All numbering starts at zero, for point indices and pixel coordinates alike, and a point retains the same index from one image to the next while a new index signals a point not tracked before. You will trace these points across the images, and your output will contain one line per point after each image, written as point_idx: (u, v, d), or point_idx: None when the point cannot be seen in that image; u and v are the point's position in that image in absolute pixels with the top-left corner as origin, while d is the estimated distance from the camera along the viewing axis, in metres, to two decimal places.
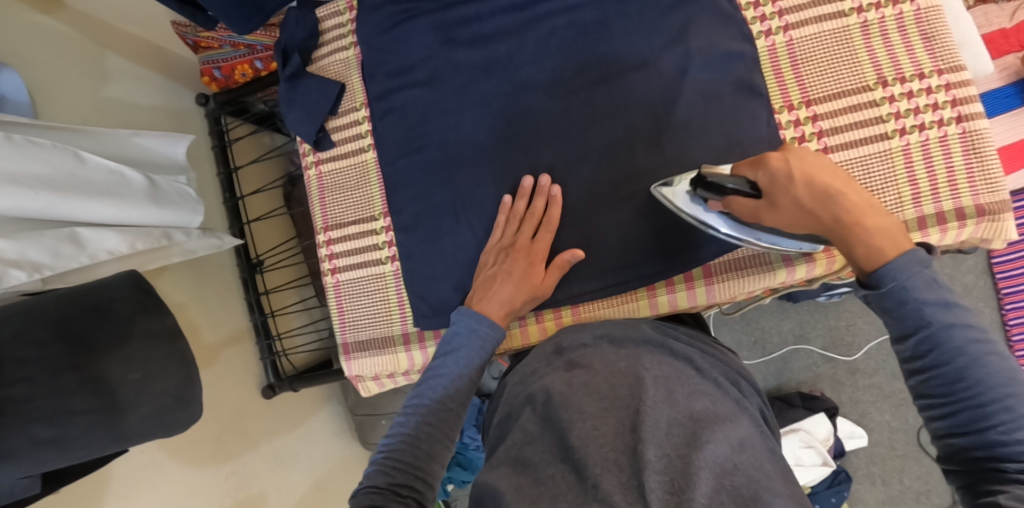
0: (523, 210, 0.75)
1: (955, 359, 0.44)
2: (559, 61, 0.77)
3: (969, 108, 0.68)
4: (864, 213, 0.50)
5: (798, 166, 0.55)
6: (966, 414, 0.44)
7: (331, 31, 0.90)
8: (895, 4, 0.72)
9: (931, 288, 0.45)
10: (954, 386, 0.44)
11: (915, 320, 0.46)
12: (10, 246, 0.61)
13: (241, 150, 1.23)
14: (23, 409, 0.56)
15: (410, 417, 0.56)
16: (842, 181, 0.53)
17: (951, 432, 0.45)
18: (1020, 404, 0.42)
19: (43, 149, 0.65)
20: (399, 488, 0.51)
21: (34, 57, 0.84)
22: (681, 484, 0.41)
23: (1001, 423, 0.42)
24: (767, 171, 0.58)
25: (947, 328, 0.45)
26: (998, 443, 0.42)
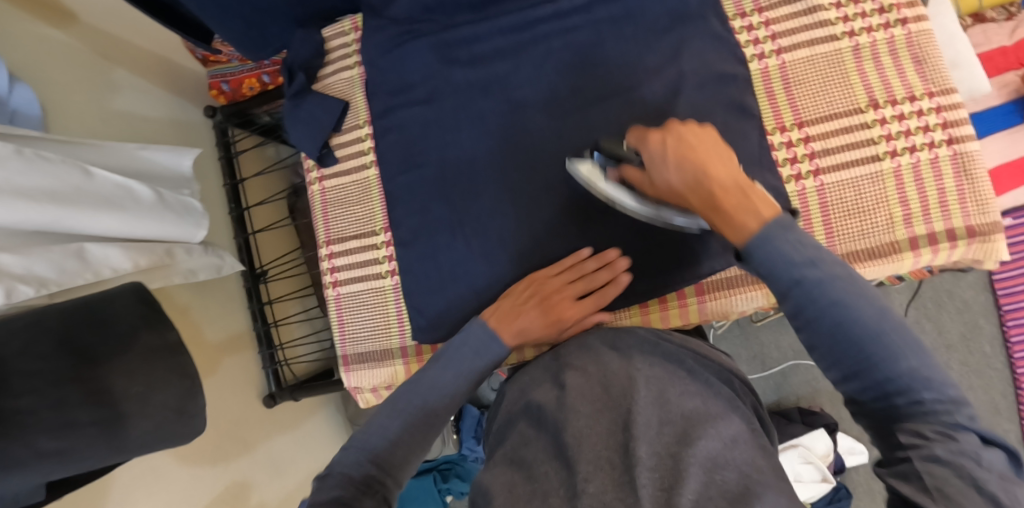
0: (590, 270, 0.73)
1: (830, 310, 0.46)
2: (557, 82, 0.79)
3: (959, 130, 0.70)
4: (726, 193, 0.53)
5: (673, 144, 0.56)
6: (851, 362, 0.46)
7: (336, 50, 0.92)
8: (886, 28, 0.73)
9: (796, 249, 0.48)
10: (835, 337, 0.46)
11: (787, 280, 0.48)
12: (17, 261, 0.63)
13: (246, 162, 1.25)
14: (28, 420, 0.58)
15: (401, 414, 0.58)
16: (715, 159, 0.55)
17: (846, 381, 0.47)
18: (891, 338, 0.45)
19: (52, 164, 0.67)
20: (371, 482, 0.54)
21: (45, 72, 0.86)
22: (671, 481, 0.42)
23: (882, 361, 0.45)
24: (649, 150, 0.58)
25: (814, 282, 0.47)
26: (886, 381, 0.44)
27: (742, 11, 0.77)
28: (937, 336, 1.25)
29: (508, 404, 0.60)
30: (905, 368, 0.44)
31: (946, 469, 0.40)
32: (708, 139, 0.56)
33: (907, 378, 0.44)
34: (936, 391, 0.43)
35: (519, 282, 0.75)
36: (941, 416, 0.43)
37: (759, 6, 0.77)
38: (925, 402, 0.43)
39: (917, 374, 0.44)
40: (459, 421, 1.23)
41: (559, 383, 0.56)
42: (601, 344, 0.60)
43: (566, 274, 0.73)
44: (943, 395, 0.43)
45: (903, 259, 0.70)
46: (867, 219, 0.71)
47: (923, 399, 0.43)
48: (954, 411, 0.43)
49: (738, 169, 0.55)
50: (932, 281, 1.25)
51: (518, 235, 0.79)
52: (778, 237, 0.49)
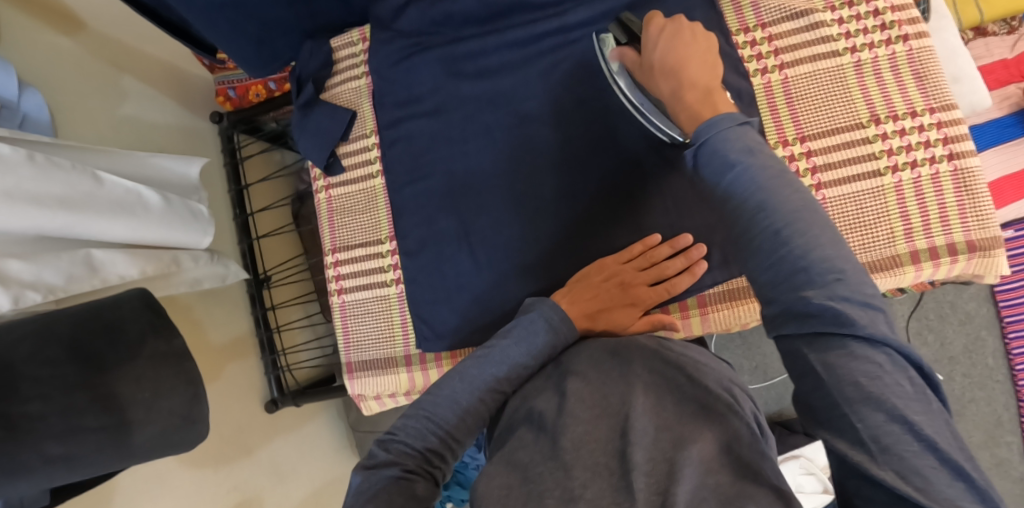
0: (663, 258, 0.73)
1: (755, 194, 0.45)
2: (562, 95, 0.80)
3: (960, 146, 0.70)
4: (690, 88, 0.56)
5: (669, 32, 0.61)
6: (769, 254, 0.44)
7: (344, 61, 0.93)
8: (888, 44, 0.74)
9: (738, 139, 0.48)
10: (757, 222, 0.45)
11: (722, 165, 0.47)
12: (26, 268, 0.63)
13: (252, 167, 1.26)
14: (38, 425, 0.58)
15: (461, 389, 0.59)
16: (699, 57, 0.59)
17: (763, 274, 0.44)
18: (809, 232, 0.43)
19: (62, 169, 0.68)
20: (431, 457, 0.57)
21: (55, 79, 0.87)
22: (666, 485, 0.43)
23: (798, 254, 0.42)
24: (649, 32, 0.63)
25: (746, 168, 0.46)
26: (800, 276, 0.42)
27: (745, 26, 0.78)
28: (939, 348, 1.25)
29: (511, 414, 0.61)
30: (818, 259, 0.42)
31: (880, 415, 0.37)
32: (700, 37, 0.60)
33: (821, 268, 0.42)
34: (850, 290, 0.41)
35: (592, 265, 0.74)
36: (858, 331, 0.39)
37: (762, 22, 0.78)
38: (839, 302, 0.40)
39: (829, 265, 0.42)
40: None
41: (560, 389, 0.55)
42: (602, 351, 0.58)
43: (637, 260, 0.73)
44: (858, 294, 0.40)
45: (904, 273, 0.70)
46: (869, 234, 0.71)
47: (836, 300, 0.40)
48: (868, 319, 0.40)
49: (715, 71, 0.58)
50: (935, 293, 1.26)
51: (523, 245, 0.80)
52: (724, 129, 0.49)
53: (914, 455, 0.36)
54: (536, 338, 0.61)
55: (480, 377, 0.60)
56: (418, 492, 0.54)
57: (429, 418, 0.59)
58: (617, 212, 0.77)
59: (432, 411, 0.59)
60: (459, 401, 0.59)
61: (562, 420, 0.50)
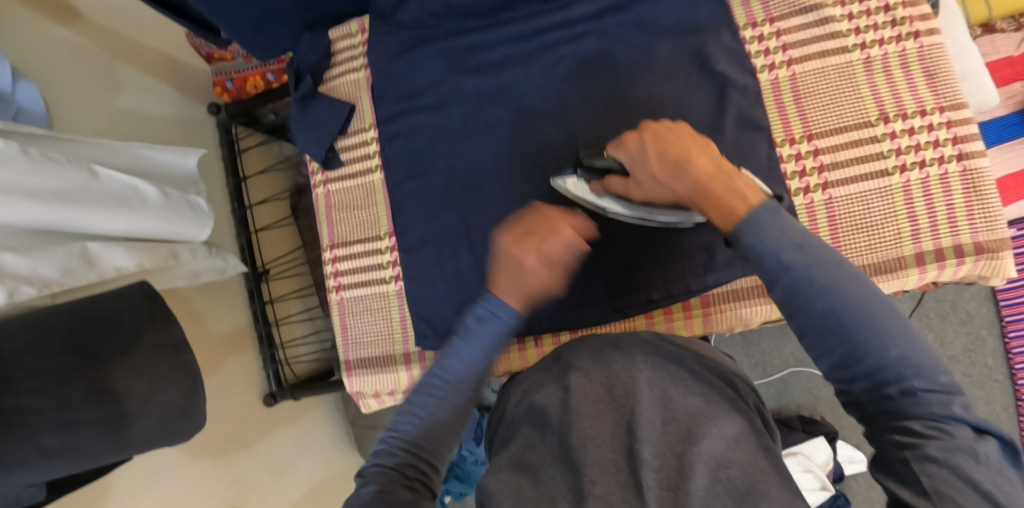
0: None
1: (820, 297, 0.45)
2: (566, 90, 0.79)
3: (969, 146, 0.69)
4: (711, 174, 0.53)
5: (649, 142, 0.57)
6: (842, 350, 0.45)
7: (343, 53, 0.91)
8: (898, 41, 0.72)
9: (788, 234, 0.47)
10: (826, 326, 0.45)
11: (776, 268, 0.47)
12: (21, 262, 0.62)
13: (250, 160, 1.25)
14: (31, 419, 0.58)
15: (427, 397, 0.53)
16: (693, 141, 0.56)
17: (836, 369, 0.46)
18: (882, 326, 0.44)
19: (59, 165, 0.67)
20: (407, 469, 0.51)
21: (49, 67, 0.86)
22: (677, 482, 0.43)
23: (874, 352, 0.44)
24: (627, 152, 0.60)
25: (804, 270, 0.46)
26: (877, 374, 0.44)
27: (753, 21, 0.76)
28: (939, 347, 1.25)
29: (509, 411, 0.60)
30: (896, 357, 0.43)
31: (943, 470, 0.39)
32: (682, 130, 0.57)
33: (900, 368, 0.43)
34: (927, 381, 0.43)
35: None
36: (933, 407, 0.42)
37: (770, 17, 0.76)
38: (917, 392, 0.43)
39: (908, 362, 0.43)
40: None
41: (563, 384, 0.55)
42: (603, 341, 0.59)
43: None
44: (935, 384, 0.43)
45: (908, 275, 0.70)
46: (875, 234, 0.70)
47: (914, 390, 0.43)
48: (947, 402, 0.42)
49: (717, 157, 0.55)
50: (935, 292, 1.25)
51: None
52: (763, 224, 0.48)
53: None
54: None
55: (455, 376, 0.52)
56: (401, 500, 0.48)
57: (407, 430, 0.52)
58: None
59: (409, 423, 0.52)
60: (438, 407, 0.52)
61: (569, 419, 0.50)
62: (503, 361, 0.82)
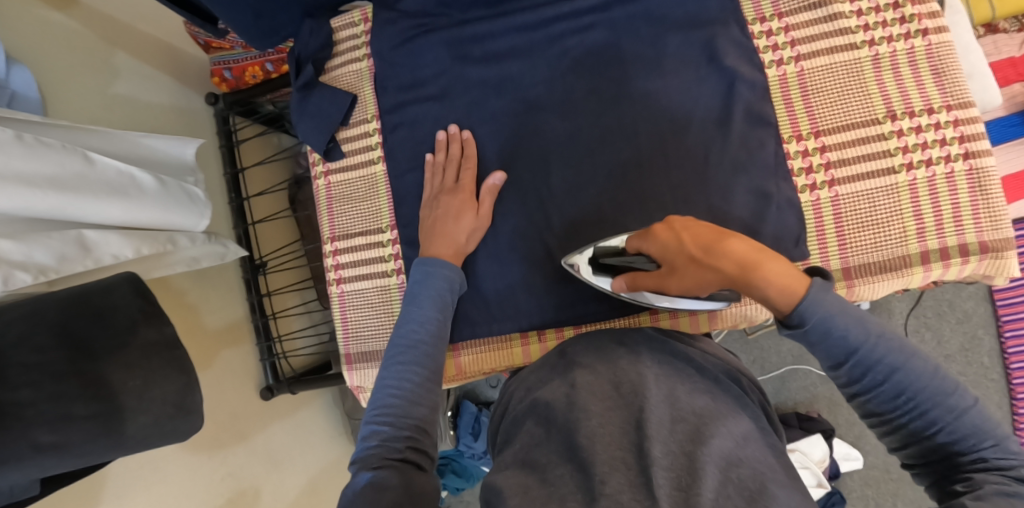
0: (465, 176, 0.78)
1: (890, 376, 0.49)
2: (571, 83, 0.78)
3: (975, 145, 0.69)
4: (756, 256, 0.54)
5: (682, 232, 0.59)
6: (915, 422, 0.49)
7: (345, 42, 0.90)
8: (907, 38, 0.72)
9: (850, 317, 0.51)
10: (900, 403, 0.49)
11: (844, 350, 0.51)
12: (15, 248, 0.61)
13: (247, 151, 1.24)
14: (26, 413, 0.57)
15: (389, 378, 0.59)
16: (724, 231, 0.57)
17: (911, 438, 0.50)
18: (953, 399, 0.48)
19: (53, 150, 0.66)
20: (392, 449, 0.53)
21: (45, 53, 0.84)
22: (688, 481, 0.42)
23: (948, 424, 0.47)
24: (658, 244, 0.61)
25: (870, 350, 0.50)
26: (951, 444, 0.48)
27: (761, 15, 0.76)
28: (935, 346, 1.25)
29: (512, 405, 0.61)
30: (970, 428, 0.47)
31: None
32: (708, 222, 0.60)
33: (973, 437, 0.47)
34: (1000, 450, 0.46)
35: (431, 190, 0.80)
36: (1005, 470, 0.45)
37: (779, 11, 0.75)
38: (989, 460, 0.46)
39: (981, 432, 0.47)
40: (457, 417, 1.28)
41: (568, 381, 0.55)
42: (608, 340, 0.60)
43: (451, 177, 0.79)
44: (1008, 452, 0.46)
45: (913, 274, 0.69)
46: (880, 232, 0.70)
47: (986, 457, 0.46)
48: (1017, 466, 0.46)
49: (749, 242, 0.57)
50: (933, 291, 1.25)
51: (527, 237, 0.79)
52: (821, 305, 0.51)
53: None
54: (439, 292, 0.68)
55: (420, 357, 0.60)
56: (391, 484, 0.49)
57: (384, 411, 0.56)
58: (625, 204, 0.75)
59: (384, 404, 0.57)
60: (409, 377, 0.59)
61: (576, 417, 0.49)
62: (506, 355, 0.80)
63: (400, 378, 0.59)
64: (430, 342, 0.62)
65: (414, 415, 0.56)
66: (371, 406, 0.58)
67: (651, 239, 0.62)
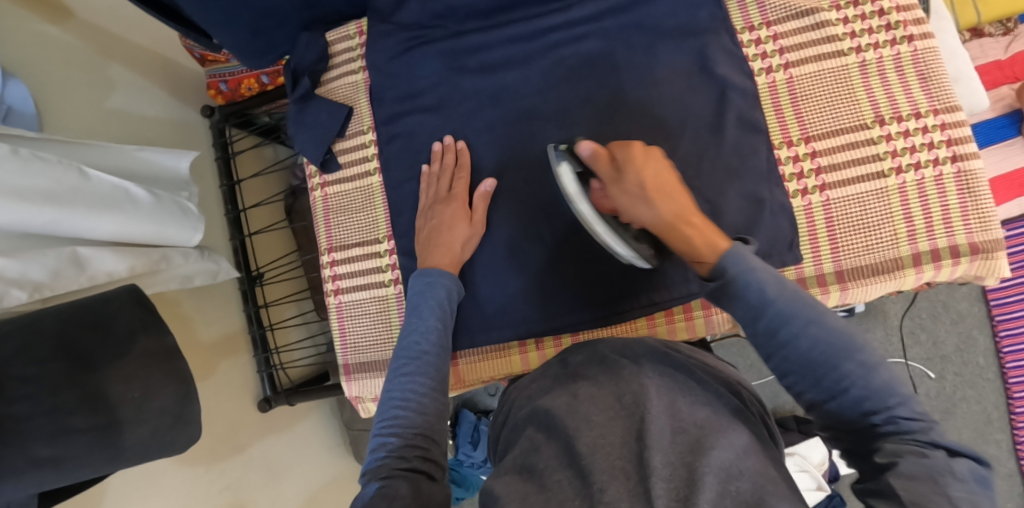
0: (459, 186, 0.79)
1: (803, 330, 0.49)
2: (564, 92, 0.79)
3: (963, 148, 0.70)
4: (692, 210, 0.62)
5: (653, 163, 0.64)
6: (828, 379, 0.48)
7: (341, 54, 0.91)
8: (892, 44, 0.73)
9: (764, 270, 0.53)
10: (815, 359, 0.49)
11: (760, 302, 0.51)
12: (10, 265, 0.61)
13: (244, 163, 1.24)
14: (24, 426, 0.57)
15: (394, 388, 0.60)
16: (675, 184, 0.64)
17: (826, 400, 0.49)
18: (862, 355, 0.48)
19: (48, 164, 0.66)
20: (401, 459, 0.54)
21: (42, 68, 0.85)
22: (687, 492, 0.42)
23: (858, 380, 0.47)
24: (632, 158, 0.64)
25: (784, 302, 0.51)
26: (863, 402, 0.47)
27: (750, 24, 0.77)
28: (931, 347, 1.26)
29: (513, 414, 0.61)
30: (881, 386, 0.47)
31: (922, 490, 0.41)
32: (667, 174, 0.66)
33: (883, 393, 0.47)
34: (908, 409, 0.46)
35: (427, 200, 0.81)
36: (916, 434, 0.45)
37: (767, 20, 0.77)
38: (900, 419, 0.46)
39: (890, 389, 0.47)
40: (456, 426, 1.28)
41: (571, 392, 0.56)
42: (610, 351, 0.60)
43: (446, 187, 0.80)
44: (916, 412, 0.46)
45: (906, 276, 0.70)
46: (873, 236, 0.71)
47: (897, 416, 0.46)
48: (925, 427, 0.46)
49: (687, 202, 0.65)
50: (927, 292, 1.26)
51: (525, 246, 0.79)
52: (745, 259, 0.54)
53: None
54: (438, 301, 0.69)
55: (420, 370, 0.61)
56: (399, 495, 0.49)
57: (391, 423, 0.57)
58: None
59: (391, 416, 0.57)
60: (413, 388, 0.59)
61: (575, 427, 0.50)
62: (505, 363, 0.81)
63: (406, 390, 0.59)
64: (433, 351, 0.63)
65: (421, 425, 0.57)
66: (379, 420, 0.58)
67: (620, 163, 0.65)
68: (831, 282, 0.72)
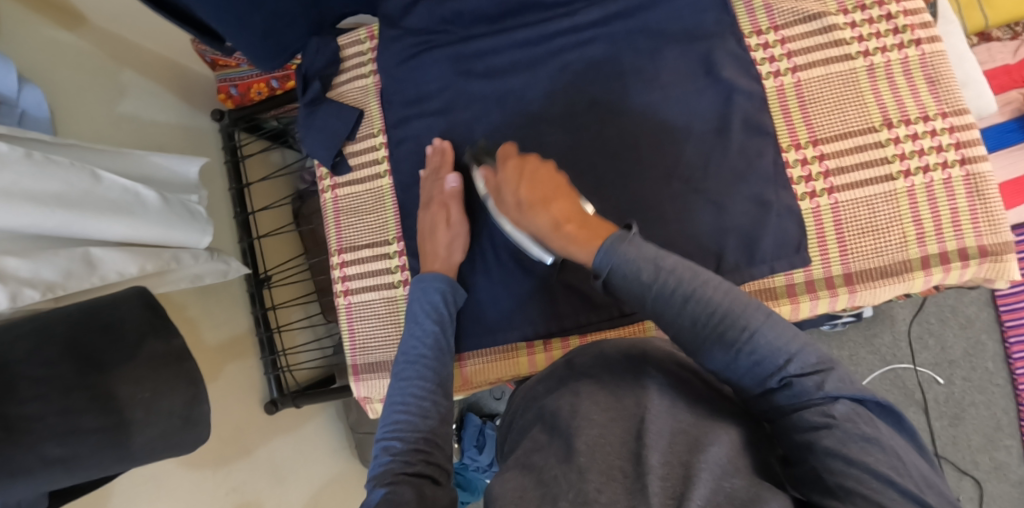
0: (437, 190, 0.80)
1: (686, 305, 0.51)
2: (572, 95, 0.80)
3: (972, 150, 0.70)
4: (570, 215, 0.62)
5: (531, 172, 0.68)
6: (717, 349, 0.49)
7: (351, 59, 0.92)
8: (900, 48, 0.74)
9: (639, 256, 0.53)
10: (700, 332, 0.50)
11: (638, 284, 0.53)
12: (23, 265, 0.62)
13: (253, 166, 1.25)
14: (34, 426, 0.57)
15: (396, 394, 0.60)
16: (557, 186, 0.66)
17: (729, 375, 0.50)
18: (744, 319, 0.49)
19: (61, 168, 0.67)
20: (405, 464, 0.54)
21: (56, 72, 0.86)
22: (681, 490, 0.42)
23: (746, 346, 0.48)
24: (513, 170, 0.69)
25: (660, 283, 0.52)
26: (757, 366, 0.48)
27: (757, 28, 0.78)
28: (940, 352, 1.25)
29: (520, 414, 0.62)
30: (769, 348, 0.48)
31: (840, 462, 0.42)
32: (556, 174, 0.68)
33: (774, 356, 0.48)
34: (799, 363, 0.47)
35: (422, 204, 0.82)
36: (812, 390, 0.46)
37: (775, 25, 0.77)
38: (794, 377, 0.47)
39: (778, 350, 0.48)
40: (461, 429, 1.29)
41: (573, 390, 0.56)
42: (616, 352, 0.60)
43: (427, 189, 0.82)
44: (807, 364, 0.47)
45: (914, 278, 0.70)
46: (881, 238, 0.71)
47: (791, 376, 0.47)
48: (817, 378, 0.46)
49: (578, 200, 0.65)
50: (935, 297, 1.26)
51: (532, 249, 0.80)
52: (621, 249, 0.54)
53: (875, 492, 0.40)
54: (433, 304, 0.70)
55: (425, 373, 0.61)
56: (405, 499, 0.49)
57: (395, 427, 0.57)
58: (626, 211, 0.77)
59: (395, 420, 0.58)
60: (414, 392, 0.60)
61: (575, 425, 0.50)
62: (512, 364, 0.82)
63: (406, 395, 0.60)
64: (430, 355, 0.63)
65: (424, 430, 0.57)
66: (382, 424, 0.59)
67: (495, 178, 0.72)
68: (831, 283, 0.72)
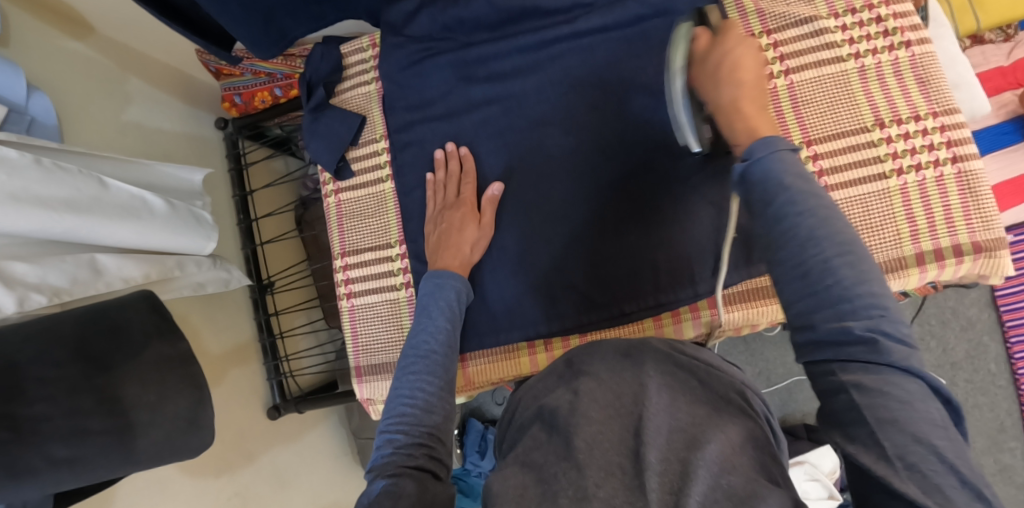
0: (465, 189, 0.82)
1: (806, 223, 0.44)
2: (572, 99, 0.81)
3: (963, 149, 0.71)
4: (745, 104, 0.55)
5: (736, 48, 0.59)
6: (813, 271, 0.43)
7: (354, 66, 0.94)
8: (891, 50, 0.75)
9: (785, 165, 0.46)
10: (805, 251, 0.43)
11: (773, 187, 0.46)
12: (31, 271, 0.64)
13: (256, 174, 1.27)
14: (43, 427, 0.58)
15: (402, 385, 0.61)
16: (753, 74, 0.57)
17: (803, 308, 0.43)
18: (861, 264, 0.43)
19: (69, 174, 0.69)
20: (407, 456, 0.54)
21: (66, 82, 0.89)
22: (679, 485, 0.44)
23: (842, 282, 0.42)
24: (721, 44, 0.59)
25: (801, 191, 0.45)
26: (842, 303, 0.42)
27: (751, 32, 0.79)
28: (941, 354, 1.26)
29: (520, 411, 0.63)
30: (861, 294, 0.42)
31: (907, 437, 0.39)
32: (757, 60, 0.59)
33: (866, 303, 0.42)
34: (888, 322, 0.41)
35: (436, 207, 0.84)
36: (891, 355, 0.41)
37: (768, 28, 0.79)
38: (876, 330, 0.41)
39: (873, 300, 0.42)
40: (464, 434, 1.29)
41: (573, 388, 0.57)
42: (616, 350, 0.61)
43: (451, 188, 0.83)
44: (894, 329, 0.42)
45: (909, 275, 0.71)
46: (875, 236, 0.72)
47: (875, 328, 0.41)
48: (898, 345, 0.41)
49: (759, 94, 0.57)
50: (936, 298, 1.26)
51: (533, 251, 0.81)
52: (782, 152, 0.47)
53: (936, 474, 0.38)
54: (449, 302, 0.71)
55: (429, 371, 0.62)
56: (405, 492, 0.50)
57: (400, 419, 0.58)
58: (626, 212, 0.78)
59: (400, 413, 0.59)
60: (421, 386, 0.61)
61: (574, 421, 0.51)
62: (513, 365, 0.83)
63: (415, 388, 0.60)
64: (441, 351, 0.64)
65: (427, 424, 0.58)
66: (386, 416, 0.60)
67: (700, 46, 0.62)
68: None
